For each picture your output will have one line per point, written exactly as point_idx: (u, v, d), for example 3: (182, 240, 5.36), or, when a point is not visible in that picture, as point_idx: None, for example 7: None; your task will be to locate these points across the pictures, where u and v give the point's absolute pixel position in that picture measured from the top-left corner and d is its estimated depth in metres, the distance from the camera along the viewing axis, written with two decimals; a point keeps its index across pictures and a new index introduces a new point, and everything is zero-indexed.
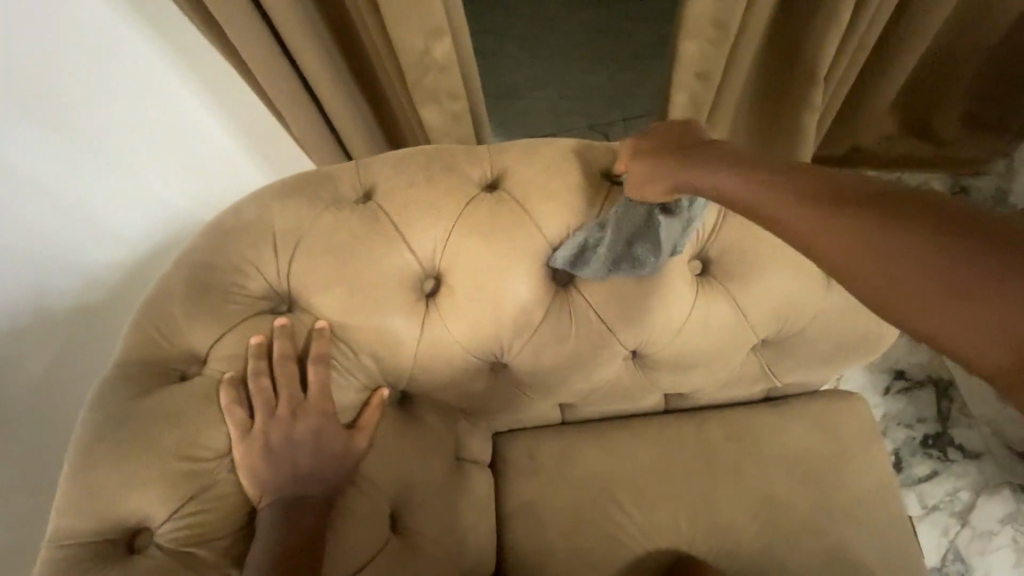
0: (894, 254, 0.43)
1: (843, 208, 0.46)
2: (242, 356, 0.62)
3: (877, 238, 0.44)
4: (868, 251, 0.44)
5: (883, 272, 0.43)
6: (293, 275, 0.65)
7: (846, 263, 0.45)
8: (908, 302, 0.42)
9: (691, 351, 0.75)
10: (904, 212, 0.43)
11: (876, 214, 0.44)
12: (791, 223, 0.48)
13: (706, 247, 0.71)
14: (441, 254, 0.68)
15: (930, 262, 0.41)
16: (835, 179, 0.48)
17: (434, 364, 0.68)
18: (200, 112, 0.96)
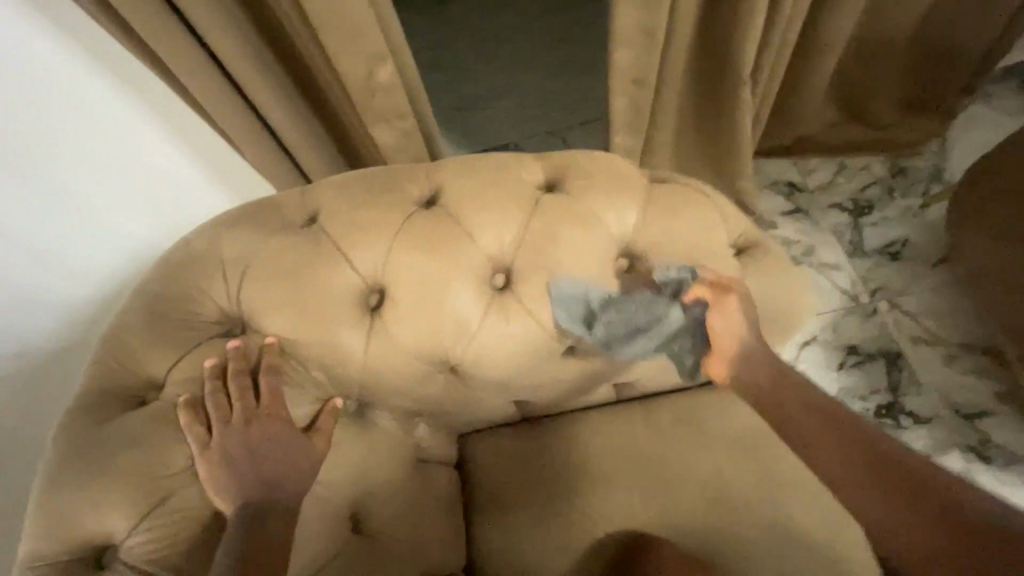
0: (881, 516, 0.60)
1: (853, 458, 0.64)
2: (199, 378, 0.66)
3: (872, 476, 0.62)
4: (864, 494, 0.62)
5: (877, 525, 0.60)
6: (244, 298, 0.69)
7: (859, 477, 0.62)
8: (887, 531, 0.60)
9: None
10: (893, 471, 0.61)
11: (870, 465, 0.62)
12: (812, 455, 0.67)
13: (631, 246, 0.77)
14: (383, 270, 0.72)
15: (903, 504, 0.59)
16: (850, 431, 0.66)
17: (384, 373, 0.73)
18: (162, 152, 1.01)
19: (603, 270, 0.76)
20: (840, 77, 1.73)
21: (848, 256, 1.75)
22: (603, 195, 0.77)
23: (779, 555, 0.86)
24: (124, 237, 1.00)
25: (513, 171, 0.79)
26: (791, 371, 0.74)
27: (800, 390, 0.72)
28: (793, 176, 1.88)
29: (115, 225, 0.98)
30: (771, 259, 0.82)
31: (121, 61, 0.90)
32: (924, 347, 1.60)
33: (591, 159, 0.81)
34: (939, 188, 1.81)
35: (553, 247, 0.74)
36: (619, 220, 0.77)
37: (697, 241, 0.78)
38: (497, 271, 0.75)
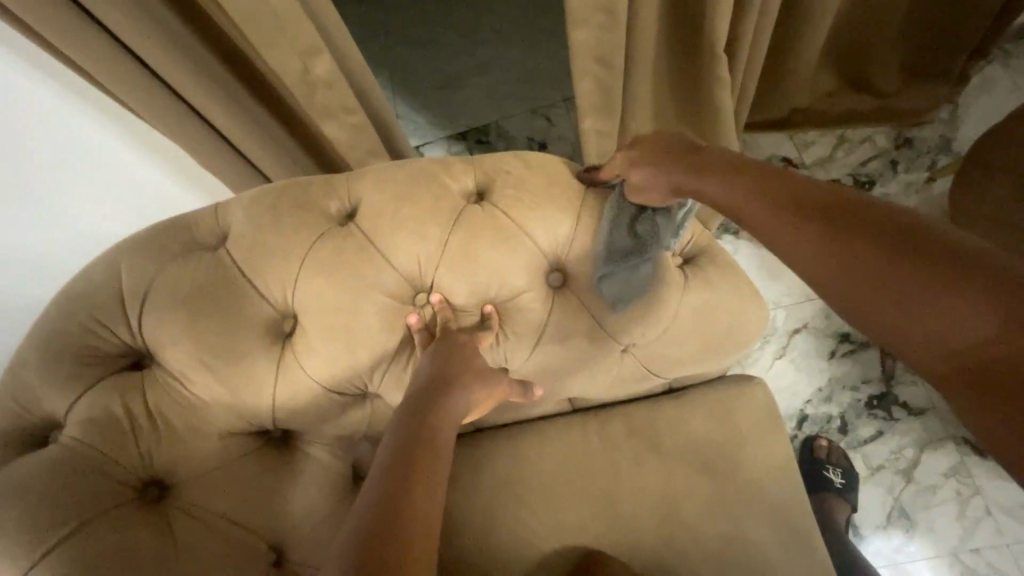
0: (871, 295, 0.44)
1: (827, 239, 0.47)
2: (92, 418, 0.62)
3: (857, 251, 0.45)
4: (847, 274, 0.45)
5: (868, 308, 0.44)
6: (146, 331, 0.66)
7: (815, 263, 0.48)
8: (875, 315, 0.44)
9: (561, 361, 0.75)
10: (887, 239, 0.44)
11: (854, 235, 0.46)
12: (784, 242, 0.51)
13: (563, 257, 0.72)
14: (292, 295, 0.68)
15: (902, 274, 0.42)
16: (827, 207, 0.49)
17: (298, 404, 0.69)
18: (122, 162, 0.98)
19: (529, 287, 0.71)
20: (836, 42, 1.60)
21: None
22: (531, 204, 0.71)
23: (731, 573, 0.83)
24: (70, 238, 0.98)
25: (435, 179, 0.73)
26: (752, 166, 0.59)
27: (758, 173, 0.57)
28: (788, 151, 1.76)
29: (85, 227, 0.99)
30: (721, 267, 0.75)
31: (66, 78, 0.83)
32: None
33: (522, 161, 0.75)
34: (946, 160, 1.68)
35: (475, 266, 0.69)
36: (549, 232, 0.71)
37: None
38: (417, 290, 0.71)
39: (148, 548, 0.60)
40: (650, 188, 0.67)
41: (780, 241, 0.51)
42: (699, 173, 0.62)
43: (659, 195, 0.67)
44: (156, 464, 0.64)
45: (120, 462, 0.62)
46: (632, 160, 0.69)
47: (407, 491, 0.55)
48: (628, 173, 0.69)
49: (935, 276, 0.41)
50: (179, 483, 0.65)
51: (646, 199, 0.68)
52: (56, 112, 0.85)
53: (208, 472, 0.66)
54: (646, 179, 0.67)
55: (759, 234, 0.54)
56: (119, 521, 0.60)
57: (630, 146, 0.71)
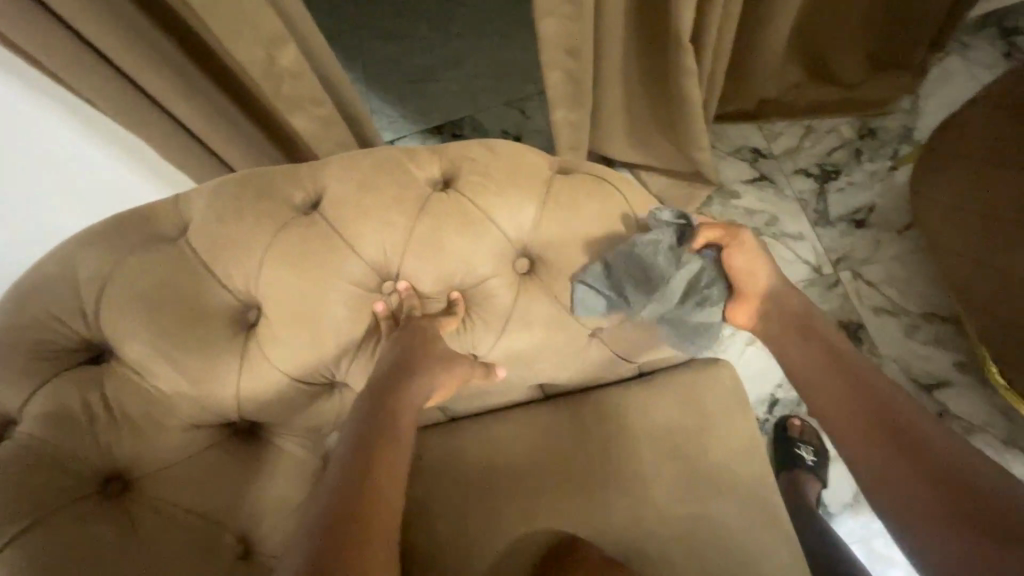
0: (900, 483, 0.61)
1: (857, 401, 0.68)
2: (49, 411, 0.61)
3: (883, 457, 0.64)
4: (884, 470, 0.63)
5: (879, 488, 0.63)
6: (104, 324, 0.65)
7: (862, 456, 0.65)
8: (896, 499, 0.61)
9: (530, 347, 0.75)
10: (891, 437, 0.64)
11: (879, 443, 0.64)
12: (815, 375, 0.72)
13: (530, 244, 0.72)
14: (255, 285, 0.67)
15: (927, 506, 0.59)
16: (846, 368, 0.71)
17: (265, 395, 0.69)
18: (87, 157, 0.97)
19: (495, 274, 0.71)
20: (802, 34, 1.63)
21: (812, 224, 1.69)
22: (496, 192, 0.71)
23: (699, 554, 0.85)
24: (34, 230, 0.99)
25: (401, 168, 0.73)
26: (805, 319, 0.75)
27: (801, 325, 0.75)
28: (757, 142, 1.80)
29: (47, 222, 0.98)
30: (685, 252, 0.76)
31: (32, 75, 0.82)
32: (884, 317, 1.56)
33: (488, 149, 0.75)
34: (908, 149, 1.73)
35: (441, 253, 0.69)
36: (515, 219, 0.71)
37: (600, 237, 0.72)
38: (383, 278, 0.70)
39: (108, 540, 0.59)
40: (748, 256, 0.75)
41: (811, 387, 0.72)
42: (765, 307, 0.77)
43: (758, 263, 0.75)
44: (117, 457, 0.63)
45: (78, 457, 0.61)
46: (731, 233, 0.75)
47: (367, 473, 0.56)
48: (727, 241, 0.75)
49: (945, 508, 0.58)
50: (142, 477, 0.64)
51: (745, 261, 0.75)
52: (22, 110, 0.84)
53: (172, 466, 0.65)
54: (745, 248, 0.75)
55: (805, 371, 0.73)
56: (78, 515, 0.59)
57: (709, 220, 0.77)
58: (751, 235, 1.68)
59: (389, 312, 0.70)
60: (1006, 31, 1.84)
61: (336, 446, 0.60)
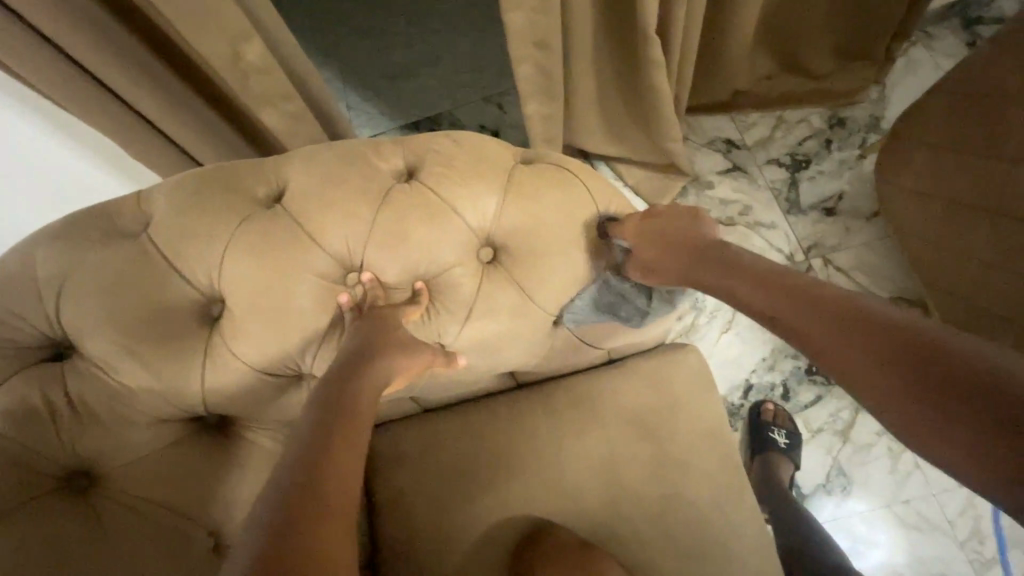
0: (900, 398, 0.53)
1: (825, 319, 0.61)
2: (6, 409, 0.60)
3: (873, 371, 0.55)
4: (879, 387, 0.55)
5: (882, 407, 0.55)
6: (64, 320, 0.65)
7: (852, 380, 0.57)
8: (900, 413, 0.53)
9: (495, 337, 0.75)
10: (877, 341, 0.56)
11: (864, 354, 0.56)
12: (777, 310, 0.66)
13: (493, 233, 0.73)
14: (218, 279, 0.67)
15: (932, 414, 0.51)
16: (803, 293, 0.64)
17: (230, 389, 0.69)
18: (51, 156, 0.98)
19: (458, 264, 0.71)
20: (771, 26, 1.65)
21: (784, 213, 1.72)
22: (458, 182, 0.72)
23: (668, 534, 0.87)
24: None
25: (363, 160, 0.73)
26: (732, 258, 0.72)
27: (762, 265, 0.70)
28: (730, 133, 1.82)
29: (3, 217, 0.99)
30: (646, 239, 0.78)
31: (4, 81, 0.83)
32: None
33: (451, 140, 0.76)
34: (876, 138, 1.77)
35: (404, 244, 0.70)
36: (477, 209, 0.72)
37: (562, 224, 0.73)
38: (348, 270, 0.71)
39: (73, 534, 0.59)
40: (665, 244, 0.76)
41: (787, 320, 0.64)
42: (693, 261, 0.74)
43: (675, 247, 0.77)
44: (81, 453, 0.63)
45: (43, 452, 0.61)
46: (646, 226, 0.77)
47: (323, 456, 0.57)
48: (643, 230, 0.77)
49: (948, 404, 0.50)
50: (107, 472, 0.64)
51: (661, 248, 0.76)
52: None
53: (136, 460, 0.65)
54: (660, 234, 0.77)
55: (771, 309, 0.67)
56: (44, 509, 0.60)
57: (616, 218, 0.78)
58: (725, 224, 1.71)
59: (354, 304, 0.71)
60: (968, 22, 1.89)
61: (292, 434, 0.60)
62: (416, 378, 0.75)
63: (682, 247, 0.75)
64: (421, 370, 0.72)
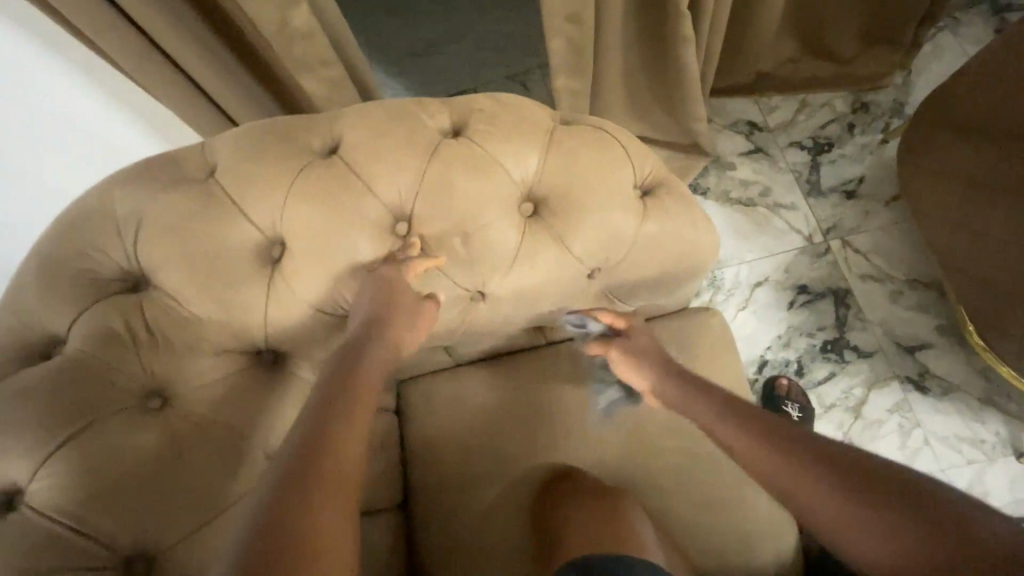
0: (857, 523, 0.59)
1: (780, 453, 0.66)
2: (94, 331, 0.67)
3: (835, 501, 0.61)
4: (838, 517, 0.60)
5: (841, 531, 0.60)
6: (140, 255, 0.70)
7: (822, 511, 0.62)
8: (856, 541, 0.59)
9: (532, 287, 0.78)
10: (790, 445, 0.66)
11: (824, 484, 0.62)
12: (758, 462, 0.68)
13: (533, 189, 0.78)
14: (281, 222, 0.72)
15: (885, 530, 0.57)
16: (772, 428, 0.69)
17: (287, 325, 0.74)
18: (93, 109, 1.01)
19: (500, 215, 0.75)
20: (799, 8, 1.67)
21: (804, 195, 1.74)
22: (503, 138, 0.77)
23: (688, 485, 0.91)
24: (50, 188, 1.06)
25: (413, 117, 0.78)
26: None
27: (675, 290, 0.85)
28: (753, 115, 1.84)
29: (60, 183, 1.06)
30: (678, 199, 0.80)
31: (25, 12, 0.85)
32: (871, 285, 1.62)
33: (495, 101, 0.81)
34: (899, 123, 1.79)
35: (452, 195, 0.74)
36: (520, 166, 0.76)
37: (601, 181, 0.77)
38: (397, 220, 0.75)
39: (149, 447, 0.64)
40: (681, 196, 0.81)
41: (750, 455, 0.69)
42: (702, 409, 0.75)
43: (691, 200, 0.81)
44: (155, 374, 0.68)
45: (122, 372, 0.66)
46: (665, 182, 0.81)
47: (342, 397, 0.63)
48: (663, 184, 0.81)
49: (904, 512, 0.57)
50: (176, 395, 0.69)
51: (679, 199, 0.80)
52: (19, 52, 0.87)
53: (201, 386, 0.70)
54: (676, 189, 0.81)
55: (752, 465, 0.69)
56: (120, 425, 0.64)
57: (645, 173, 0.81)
58: (745, 205, 1.74)
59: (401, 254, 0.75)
60: (999, 8, 1.88)
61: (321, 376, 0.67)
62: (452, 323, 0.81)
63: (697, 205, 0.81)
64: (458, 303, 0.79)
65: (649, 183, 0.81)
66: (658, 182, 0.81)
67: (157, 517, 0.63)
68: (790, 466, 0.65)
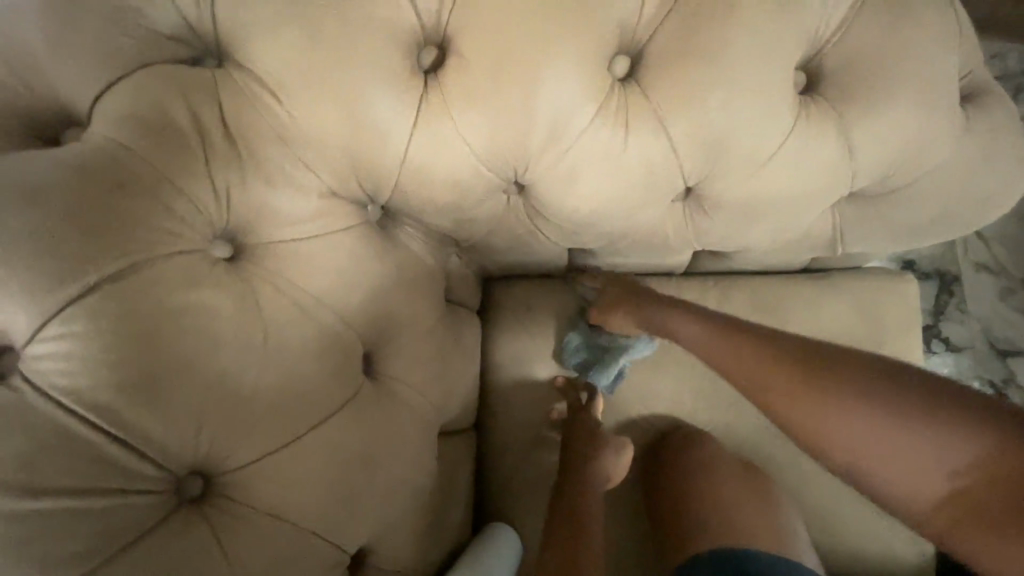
0: (868, 435, 0.51)
1: (776, 366, 0.56)
2: (142, 116, 0.41)
3: (857, 424, 0.52)
4: (861, 440, 0.52)
5: (855, 455, 0.52)
6: (223, 10, 0.43)
7: (839, 430, 0.52)
8: (869, 454, 0.52)
9: (765, 197, 0.55)
10: (790, 358, 0.56)
11: (842, 395, 0.53)
12: (774, 393, 0.56)
13: (821, 54, 0.51)
14: (453, 5, 0.45)
15: (904, 430, 0.50)
16: (793, 355, 0.56)
17: (424, 172, 0.49)
18: None
19: (776, 74, 0.49)
20: None
21: None
22: None
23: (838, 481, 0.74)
24: None
25: None
26: None
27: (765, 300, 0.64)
28: None
29: None
30: (1001, 113, 0.55)
31: None
32: (984, 276, 1.20)
33: None
34: None
35: (719, 24, 0.47)
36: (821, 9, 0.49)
37: (922, 60, 0.51)
38: (619, 50, 0.48)
39: (228, 315, 0.42)
40: (1005, 113, 0.56)
41: (746, 371, 0.58)
42: (694, 335, 0.62)
43: (1015, 121, 0.56)
44: (233, 209, 0.44)
45: (185, 192, 0.41)
46: (987, 87, 0.56)
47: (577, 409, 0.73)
48: (986, 91, 0.55)
49: (944, 422, 0.50)
50: (265, 245, 0.46)
51: (1003, 116, 0.55)
52: None
53: (296, 238, 0.47)
54: (1002, 101, 0.56)
55: (756, 390, 0.57)
56: (184, 273, 0.40)
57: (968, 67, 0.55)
58: None
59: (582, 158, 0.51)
60: None
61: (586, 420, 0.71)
62: (643, 224, 0.57)
63: (1016, 133, 0.57)
64: (655, 203, 0.55)
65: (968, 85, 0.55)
66: (979, 86, 0.55)
67: (234, 423, 0.42)
68: (796, 378, 0.55)
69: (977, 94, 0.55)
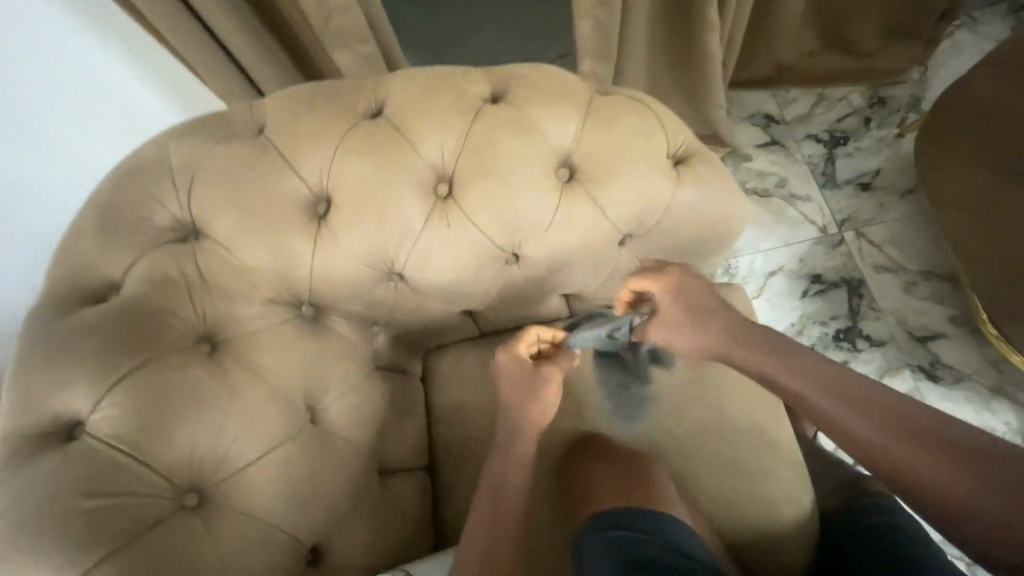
0: (909, 443, 0.66)
1: (856, 404, 0.70)
2: (151, 276, 0.70)
3: (921, 459, 0.64)
4: (917, 466, 0.64)
5: (889, 461, 0.66)
6: (194, 209, 0.73)
7: (868, 441, 0.68)
8: (900, 459, 0.65)
9: (563, 250, 0.81)
10: (858, 398, 0.70)
11: (900, 429, 0.66)
12: (838, 423, 0.70)
13: (571, 156, 0.79)
14: (328, 177, 0.75)
15: (928, 454, 0.64)
16: (876, 404, 0.69)
17: (329, 277, 0.76)
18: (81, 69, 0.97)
19: (540, 175, 0.77)
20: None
21: (821, 188, 1.55)
22: (544, 104, 0.79)
23: (714, 455, 0.91)
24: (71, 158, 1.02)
25: (454, 83, 0.80)
26: None
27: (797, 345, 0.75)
28: (771, 108, 1.64)
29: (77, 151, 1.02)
30: (710, 166, 0.83)
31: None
32: (883, 276, 1.45)
33: (534, 71, 0.83)
34: (916, 118, 1.58)
35: (495, 154, 0.77)
36: (560, 133, 0.79)
37: (636, 147, 0.79)
38: (439, 181, 0.77)
39: (206, 386, 0.67)
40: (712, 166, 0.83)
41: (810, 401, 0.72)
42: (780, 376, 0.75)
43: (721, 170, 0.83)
44: (208, 320, 0.71)
45: (177, 314, 0.69)
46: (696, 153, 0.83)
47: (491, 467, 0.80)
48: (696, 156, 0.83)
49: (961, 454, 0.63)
50: (230, 339, 0.72)
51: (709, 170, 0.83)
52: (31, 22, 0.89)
53: (250, 333, 0.73)
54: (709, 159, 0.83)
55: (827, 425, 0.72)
56: (177, 363, 0.66)
57: (678, 144, 0.83)
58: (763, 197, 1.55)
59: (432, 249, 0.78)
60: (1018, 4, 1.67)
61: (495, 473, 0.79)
62: (492, 283, 0.83)
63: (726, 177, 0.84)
64: (492, 268, 0.81)
65: (681, 154, 0.83)
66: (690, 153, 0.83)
67: (214, 452, 0.66)
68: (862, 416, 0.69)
69: (690, 159, 0.83)
